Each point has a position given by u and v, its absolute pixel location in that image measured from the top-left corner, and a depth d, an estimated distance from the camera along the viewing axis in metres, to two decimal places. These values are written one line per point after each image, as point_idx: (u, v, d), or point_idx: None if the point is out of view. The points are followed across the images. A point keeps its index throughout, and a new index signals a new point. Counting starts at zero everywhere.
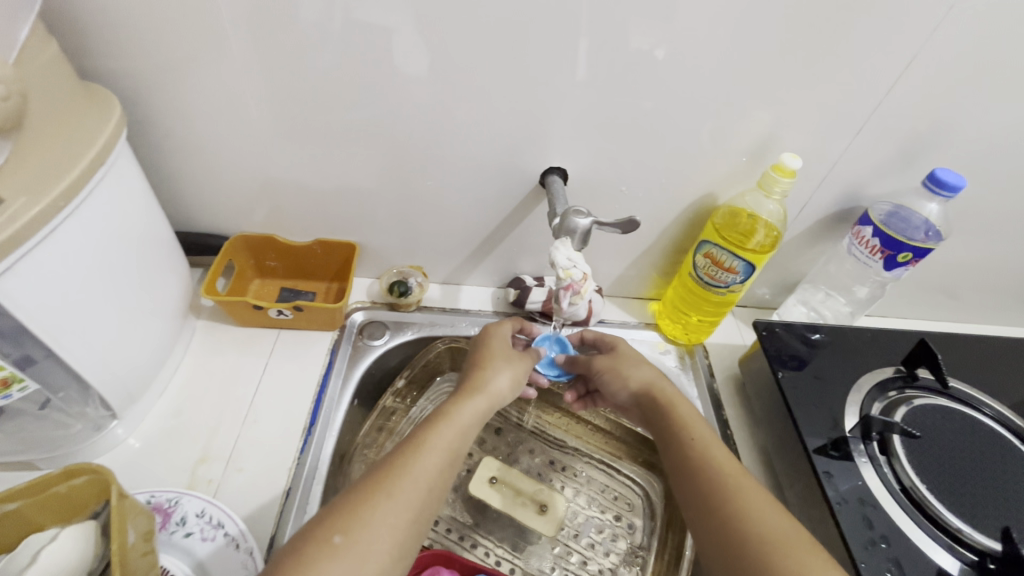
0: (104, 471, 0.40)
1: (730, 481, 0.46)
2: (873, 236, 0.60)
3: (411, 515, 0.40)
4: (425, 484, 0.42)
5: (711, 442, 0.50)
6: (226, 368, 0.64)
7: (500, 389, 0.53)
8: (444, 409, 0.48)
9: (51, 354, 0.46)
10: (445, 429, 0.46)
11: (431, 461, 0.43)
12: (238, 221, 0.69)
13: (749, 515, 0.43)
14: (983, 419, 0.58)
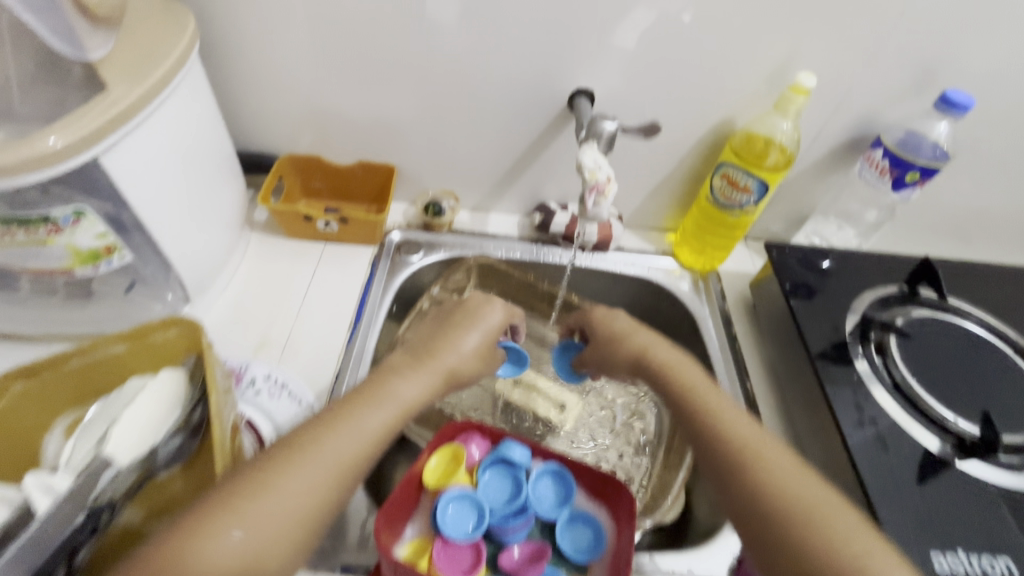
0: (194, 323, 0.47)
1: (753, 459, 0.43)
2: (883, 156, 0.64)
3: (317, 495, 0.39)
4: (338, 462, 0.41)
5: (726, 415, 0.47)
6: (279, 272, 0.71)
7: (456, 363, 0.52)
8: (374, 385, 0.47)
9: (143, 231, 0.53)
10: (382, 405, 0.45)
11: (348, 437, 0.42)
12: (289, 142, 0.75)
13: (771, 483, 0.41)
14: (972, 326, 0.62)
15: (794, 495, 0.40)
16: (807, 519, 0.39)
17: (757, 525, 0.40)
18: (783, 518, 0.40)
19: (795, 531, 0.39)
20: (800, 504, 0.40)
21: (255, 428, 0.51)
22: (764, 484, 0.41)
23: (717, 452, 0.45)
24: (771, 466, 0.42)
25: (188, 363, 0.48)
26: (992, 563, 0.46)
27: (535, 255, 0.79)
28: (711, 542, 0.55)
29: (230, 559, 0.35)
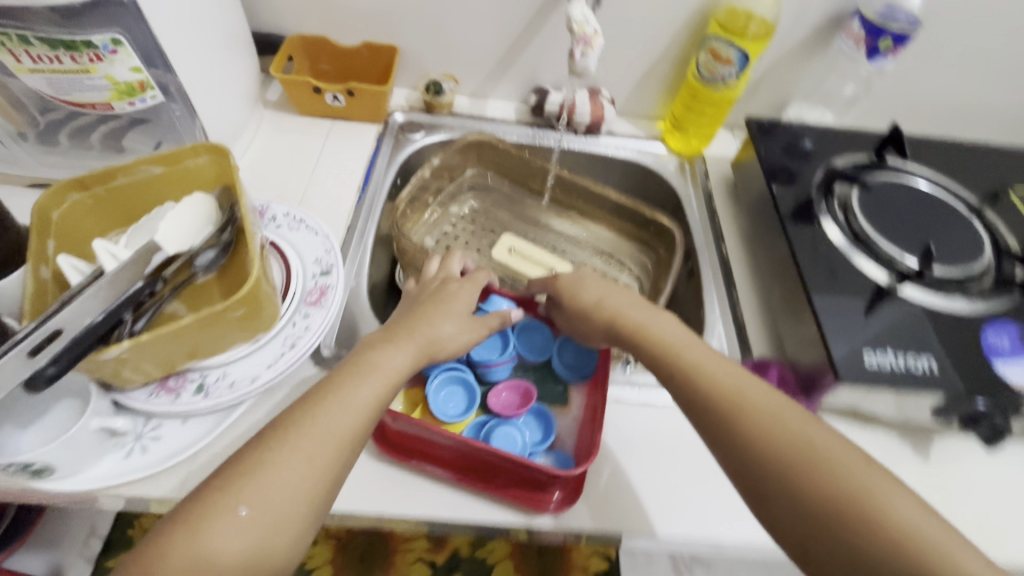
0: (222, 149, 0.52)
1: (742, 411, 0.42)
2: (858, 25, 0.69)
3: (320, 467, 0.40)
4: (333, 433, 0.41)
5: (712, 364, 0.46)
6: (292, 143, 0.76)
7: (433, 329, 0.52)
8: (360, 359, 0.46)
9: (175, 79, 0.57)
10: (370, 377, 0.45)
11: (337, 410, 0.42)
12: (296, 22, 0.78)
13: (768, 427, 0.41)
14: (922, 183, 0.68)
15: (785, 435, 0.40)
16: (805, 457, 0.39)
17: (770, 487, 0.39)
18: (797, 479, 0.38)
19: (803, 473, 0.38)
20: (829, 468, 0.38)
21: (278, 248, 0.56)
22: (761, 427, 0.41)
23: (710, 409, 0.43)
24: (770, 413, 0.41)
25: (216, 193, 0.55)
26: (918, 362, 0.53)
27: (530, 137, 0.84)
28: None
29: (240, 536, 0.36)
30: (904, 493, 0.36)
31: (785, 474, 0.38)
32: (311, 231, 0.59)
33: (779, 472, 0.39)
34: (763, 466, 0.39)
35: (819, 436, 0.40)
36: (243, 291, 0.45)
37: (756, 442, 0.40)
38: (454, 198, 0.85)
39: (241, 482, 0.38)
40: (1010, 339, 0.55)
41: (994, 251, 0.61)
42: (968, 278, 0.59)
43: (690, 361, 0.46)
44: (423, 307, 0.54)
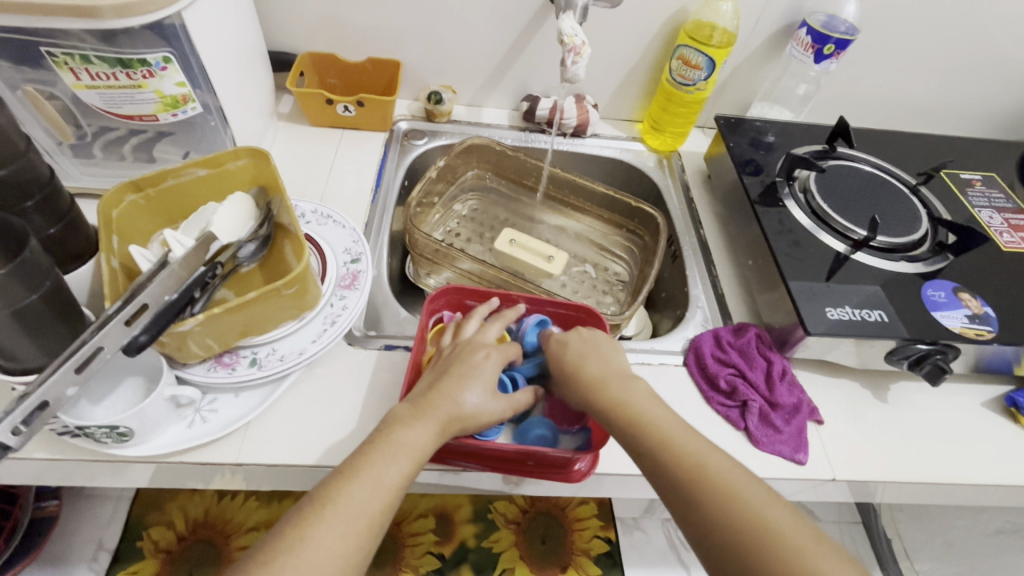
0: (259, 152, 0.58)
1: (649, 435, 0.48)
2: (807, 34, 0.78)
3: (349, 545, 0.41)
4: (363, 511, 0.42)
5: (638, 400, 0.50)
6: (307, 152, 0.83)
7: (454, 403, 0.49)
8: (386, 433, 0.47)
9: (210, 91, 0.64)
10: (397, 454, 0.45)
11: (368, 489, 0.43)
12: (306, 41, 0.86)
13: (683, 455, 0.46)
14: (864, 166, 0.78)
15: (697, 464, 0.45)
16: (720, 490, 0.43)
17: (711, 531, 0.42)
18: (726, 528, 0.42)
19: (735, 521, 0.42)
20: (763, 528, 0.41)
21: (312, 240, 0.63)
22: (704, 477, 0.44)
23: (646, 451, 0.47)
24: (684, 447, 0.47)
25: (253, 193, 0.61)
26: (871, 313, 0.62)
27: (524, 140, 0.93)
28: (669, 333, 0.70)
29: None
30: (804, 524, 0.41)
31: (700, 488, 0.44)
32: (338, 225, 0.66)
33: (698, 505, 0.43)
34: (675, 489, 0.45)
35: (750, 487, 0.43)
36: (289, 276, 0.51)
37: (670, 466, 0.46)
38: (458, 197, 0.93)
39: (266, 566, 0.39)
40: (945, 292, 0.64)
41: (929, 220, 0.72)
42: (909, 243, 0.69)
43: (615, 399, 0.51)
44: (446, 380, 0.51)
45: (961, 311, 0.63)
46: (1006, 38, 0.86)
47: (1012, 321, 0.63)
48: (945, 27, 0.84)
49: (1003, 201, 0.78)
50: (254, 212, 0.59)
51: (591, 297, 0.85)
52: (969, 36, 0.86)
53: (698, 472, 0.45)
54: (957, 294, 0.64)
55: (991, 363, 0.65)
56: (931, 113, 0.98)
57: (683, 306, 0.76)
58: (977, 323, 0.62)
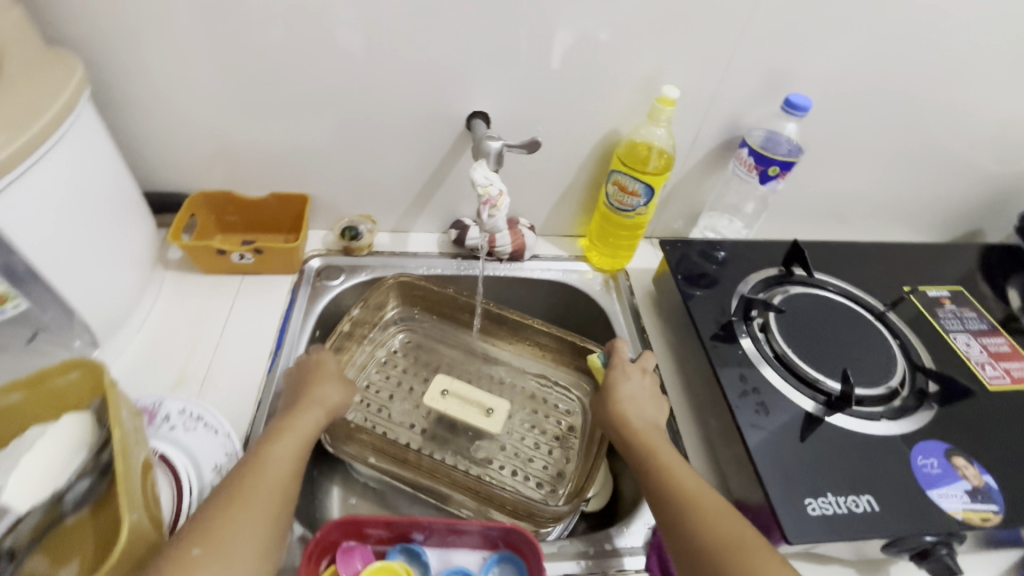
0: (95, 364, 0.48)
1: (654, 455, 0.54)
2: (749, 155, 0.73)
3: (264, 515, 0.47)
4: (276, 482, 0.49)
5: (655, 439, 0.56)
6: (194, 309, 0.71)
7: (325, 399, 0.60)
8: (277, 428, 0.55)
9: (29, 268, 0.52)
10: (285, 437, 0.54)
11: (271, 468, 0.50)
12: (201, 181, 0.77)
13: (676, 478, 0.51)
14: (832, 295, 0.71)
15: (683, 486, 0.50)
16: (695, 510, 0.48)
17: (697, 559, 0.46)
18: (713, 560, 0.45)
19: (721, 552, 0.45)
20: (733, 547, 0.45)
21: (168, 461, 0.52)
22: (696, 509, 0.48)
23: (647, 476, 0.53)
24: (666, 458, 0.53)
25: (95, 406, 0.49)
26: (857, 501, 0.52)
27: (456, 269, 0.83)
28: (627, 522, 0.59)
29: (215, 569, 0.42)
30: (779, 561, 0.45)
31: (671, 493, 0.50)
32: (210, 429, 0.55)
33: (680, 530, 0.48)
34: (667, 505, 0.50)
35: (729, 523, 0.47)
36: (120, 540, 0.41)
37: (663, 484, 0.51)
38: (384, 339, 0.81)
39: (192, 550, 0.43)
40: (937, 460, 0.55)
41: (906, 364, 0.64)
42: (891, 394, 0.61)
43: (636, 427, 0.57)
44: (317, 375, 0.62)
45: (960, 487, 0.54)
46: (951, 138, 0.84)
47: (1017, 491, 0.54)
48: (884, 131, 0.81)
49: (975, 321, 0.72)
50: (86, 437, 0.47)
51: (537, 460, 0.71)
52: (909, 141, 0.83)
53: (677, 483, 0.51)
54: (952, 460, 0.56)
55: (1001, 540, 0.55)
56: (884, 212, 0.94)
57: None
58: (980, 503, 0.53)
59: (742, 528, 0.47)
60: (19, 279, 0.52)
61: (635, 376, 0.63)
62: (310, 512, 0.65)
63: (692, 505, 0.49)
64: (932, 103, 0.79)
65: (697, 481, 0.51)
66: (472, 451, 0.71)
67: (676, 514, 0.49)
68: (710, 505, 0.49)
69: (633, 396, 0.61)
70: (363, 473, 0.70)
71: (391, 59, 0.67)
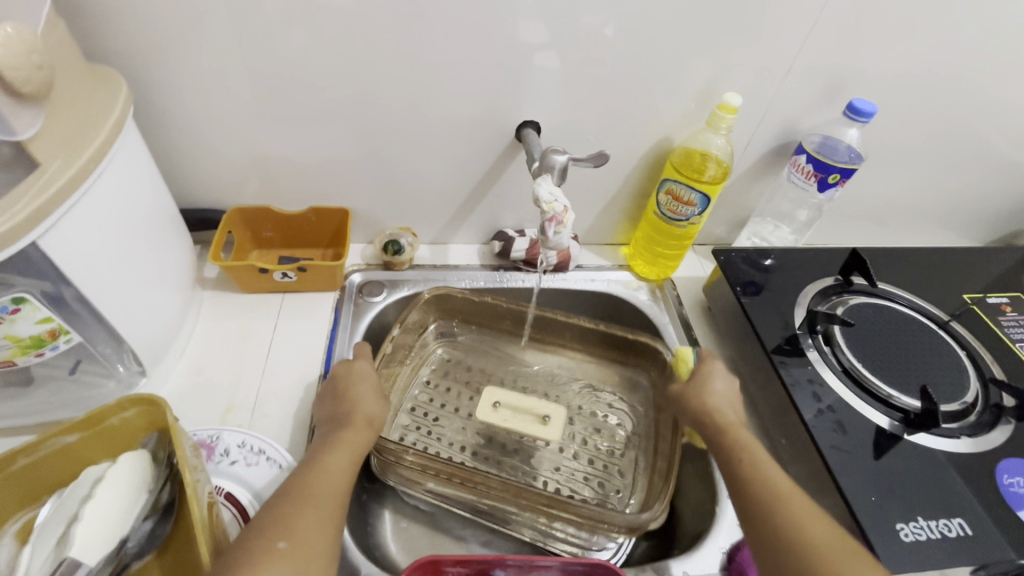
0: (154, 400, 0.45)
1: (742, 448, 0.52)
2: (807, 162, 0.72)
3: (324, 525, 0.44)
4: (334, 489, 0.47)
5: (741, 431, 0.54)
6: (237, 330, 0.68)
7: (372, 408, 0.57)
8: (327, 437, 0.52)
9: (78, 298, 0.49)
10: (338, 445, 0.51)
11: (327, 475, 0.48)
12: (238, 196, 0.74)
13: (765, 473, 0.49)
14: (901, 308, 0.70)
15: (773, 480, 0.48)
16: (784, 502, 0.46)
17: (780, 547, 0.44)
18: (797, 551, 0.43)
19: (807, 545, 0.43)
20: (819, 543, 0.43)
21: (234, 501, 0.52)
22: (784, 501, 0.46)
23: (730, 462, 0.51)
24: (755, 453, 0.51)
25: (149, 443, 0.46)
26: (949, 524, 0.51)
27: (497, 281, 0.81)
28: (700, 545, 0.57)
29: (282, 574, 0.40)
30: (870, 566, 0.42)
31: (758, 484, 0.48)
32: (272, 464, 0.54)
33: (764, 517, 0.46)
34: (752, 496, 0.48)
35: (818, 521, 0.45)
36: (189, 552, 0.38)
37: (749, 475, 0.49)
38: (426, 357, 0.79)
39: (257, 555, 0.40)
40: None
41: (977, 378, 0.63)
42: (965, 410, 0.60)
43: (722, 420, 0.56)
44: (358, 377, 0.59)
45: None
46: (1010, 145, 0.81)
47: None
48: (941, 139, 0.78)
49: None
50: (146, 478, 0.44)
51: (596, 471, 0.69)
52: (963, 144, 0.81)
53: (765, 476, 0.49)
54: None
55: None
56: (934, 215, 0.92)
57: (708, 491, 0.63)
58: None
59: (831, 529, 0.44)
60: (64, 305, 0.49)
61: (721, 375, 0.60)
62: (366, 540, 0.62)
63: (779, 497, 0.47)
64: (992, 112, 0.75)
65: (786, 480, 0.49)
66: (529, 464, 0.69)
67: (761, 504, 0.47)
68: (798, 501, 0.46)
69: (726, 395, 0.59)
70: (415, 496, 0.67)
71: (442, 70, 0.64)
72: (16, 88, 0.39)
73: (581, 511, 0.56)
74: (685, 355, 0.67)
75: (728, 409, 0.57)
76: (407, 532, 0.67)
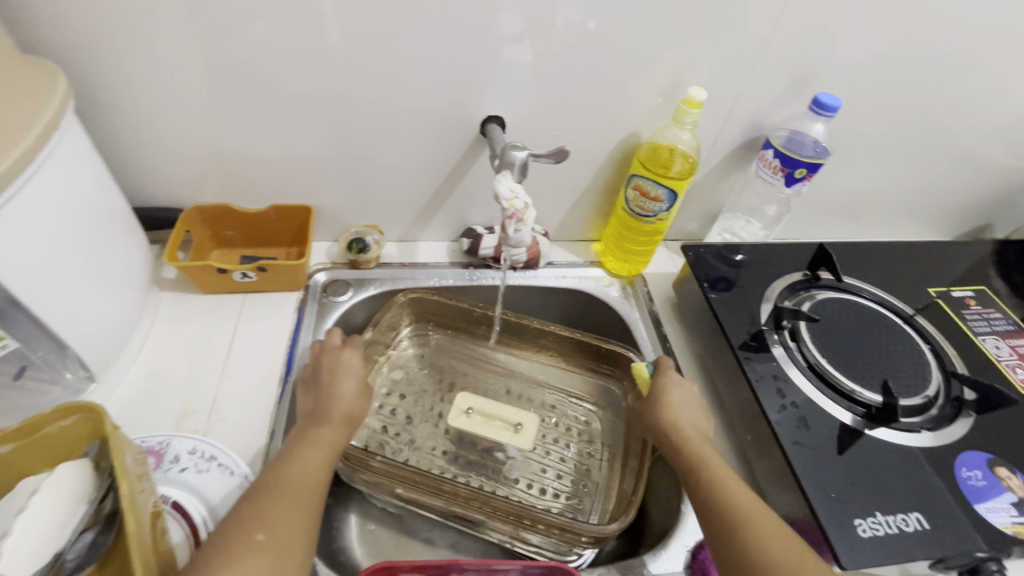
0: (94, 408, 0.43)
1: (704, 466, 0.51)
2: (774, 157, 0.72)
3: (301, 521, 0.45)
4: (308, 486, 0.47)
5: (703, 447, 0.53)
6: (194, 332, 0.67)
7: (353, 401, 0.56)
8: (303, 433, 0.52)
9: (14, 302, 0.47)
10: (312, 441, 0.51)
11: (302, 471, 0.48)
12: (196, 194, 0.72)
13: (730, 491, 0.49)
14: (867, 303, 0.70)
15: (737, 500, 0.48)
16: (750, 524, 0.46)
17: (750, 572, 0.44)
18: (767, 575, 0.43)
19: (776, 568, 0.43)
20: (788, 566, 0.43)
21: (182, 508, 0.50)
22: (749, 523, 0.46)
23: (693, 482, 0.51)
24: (717, 469, 0.51)
25: (92, 451, 0.44)
26: (906, 519, 0.52)
27: (467, 279, 0.80)
28: (665, 543, 0.57)
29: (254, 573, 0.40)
30: None
31: (723, 505, 0.48)
32: (223, 470, 0.53)
33: (731, 541, 0.46)
34: (718, 519, 0.47)
35: (784, 541, 0.45)
36: None
37: (714, 495, 0.49)
38: (399, 358, 0.78)
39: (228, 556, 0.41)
40: (982, 472, 0.55)
41: (940, 372, 0.64)
42: (927, 403, 0.60)
43: (683, 435, 0.55)
44: (334, 372, 0.58)
45: (1005, 498, 0.54)
46: (975, 140, 0.81)
47: None
48: (908, 134, 0.78)
49: (1002, 323, 0.71)
50: (85, 488, 0.42)
51: (565, 478, 0.69)
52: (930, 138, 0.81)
53: (728, 494, 0.48)
54: (995, 470, 0.56)
55: None
56: (903, 209, 0.92)
57: (675, 490, 0.63)
58: None
59: (797, 548, 0.44)
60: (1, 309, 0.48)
61: (681, 384, 0.60)
62: (328, 544, 0.61)
63: (745, 520, 0.46)
64: (957, 107, 0.76)
65: (750, 496, 0.48)
66: (500, 469, 0.68)
67: (727, 526, 0.46)
68: (764, 519, 0.46)
69: (686, 404, 0.58)
70: (381, 499, 0.66)
71: (401, 64, 0.62)
72: None
73: (549, 520, 0.56)
74: (640, 370, 0.63)
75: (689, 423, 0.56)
76: (374, 535, 0.66)
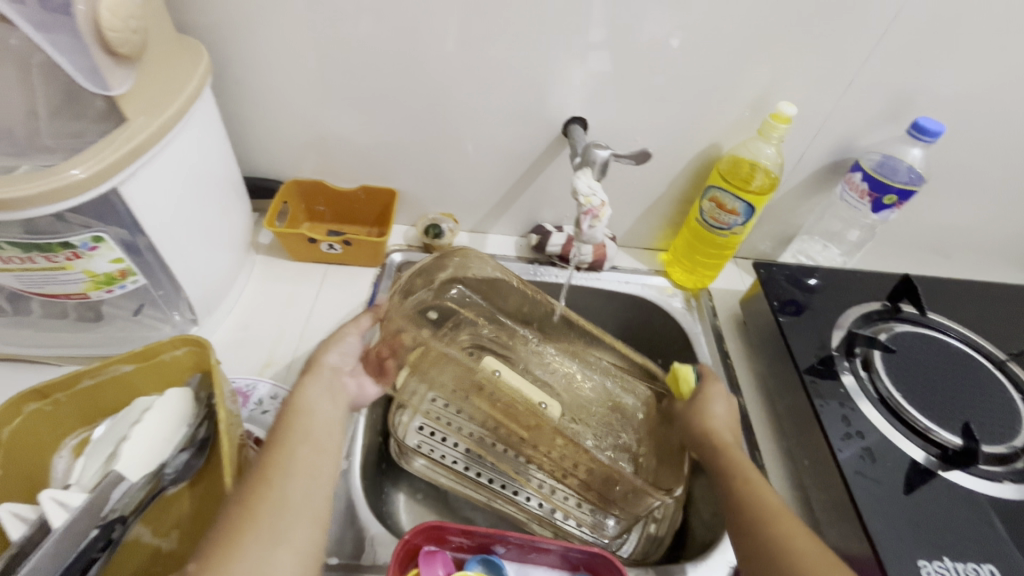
0: (203, 343, 0.48)
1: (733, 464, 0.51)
2: (862, 180, 0.70)
3: (312, 503, 0.42)
4: (310, 464, 0.44)
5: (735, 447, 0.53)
6: (283, 292, 0.73)
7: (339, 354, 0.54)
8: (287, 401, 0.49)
9: (150, 246, 0.54)
10: (299, 418, 0.47)
11: (303, 448, 0.45)
12: (297, 170, 0.79)
13: (756, 487, 0.48)
14: (952, 341, 0.66)
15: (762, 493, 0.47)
16: (769, 514, 0.46)
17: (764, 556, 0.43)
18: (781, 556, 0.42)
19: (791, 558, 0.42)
20: (803, 554, 0.42)
21: (263, 446, 0.56)
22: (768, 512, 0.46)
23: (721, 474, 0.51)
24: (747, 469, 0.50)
25: (194, 382, 0.50)
26: (977, 570, 0.49)
27: (531, 274, 0.81)
28: (708, 555, 0.56)
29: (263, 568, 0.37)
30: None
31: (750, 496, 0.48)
32: None
33: (750, 527, 0.45)
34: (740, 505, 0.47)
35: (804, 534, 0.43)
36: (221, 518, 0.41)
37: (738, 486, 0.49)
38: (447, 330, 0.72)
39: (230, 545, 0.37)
40: None
41: None
42: (1012, 454, 0.56)
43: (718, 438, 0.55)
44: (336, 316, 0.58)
45: None
46: None
47: None
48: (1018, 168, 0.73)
49: None
50: (188, 413, 0.48)
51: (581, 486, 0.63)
52: None
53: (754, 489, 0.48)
54: None
55: None
56: (1002, 250, 0.86)
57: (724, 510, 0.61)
58: None
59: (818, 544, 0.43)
60: (138, 251, 0.54)
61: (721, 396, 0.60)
62: (379, 506, 0.64)
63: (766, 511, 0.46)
64: None
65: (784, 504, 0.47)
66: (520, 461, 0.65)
67: (745, 512, 0.47)
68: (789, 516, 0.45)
69: (726, 419, 0.58)
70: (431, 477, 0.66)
71: (496, 62, 0.66)
72: (117, 49, 0.44)
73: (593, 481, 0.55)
74: (684, 374, 0.63)
75: (727, 433, 0.56)
76: (420, 505, 0.69)
